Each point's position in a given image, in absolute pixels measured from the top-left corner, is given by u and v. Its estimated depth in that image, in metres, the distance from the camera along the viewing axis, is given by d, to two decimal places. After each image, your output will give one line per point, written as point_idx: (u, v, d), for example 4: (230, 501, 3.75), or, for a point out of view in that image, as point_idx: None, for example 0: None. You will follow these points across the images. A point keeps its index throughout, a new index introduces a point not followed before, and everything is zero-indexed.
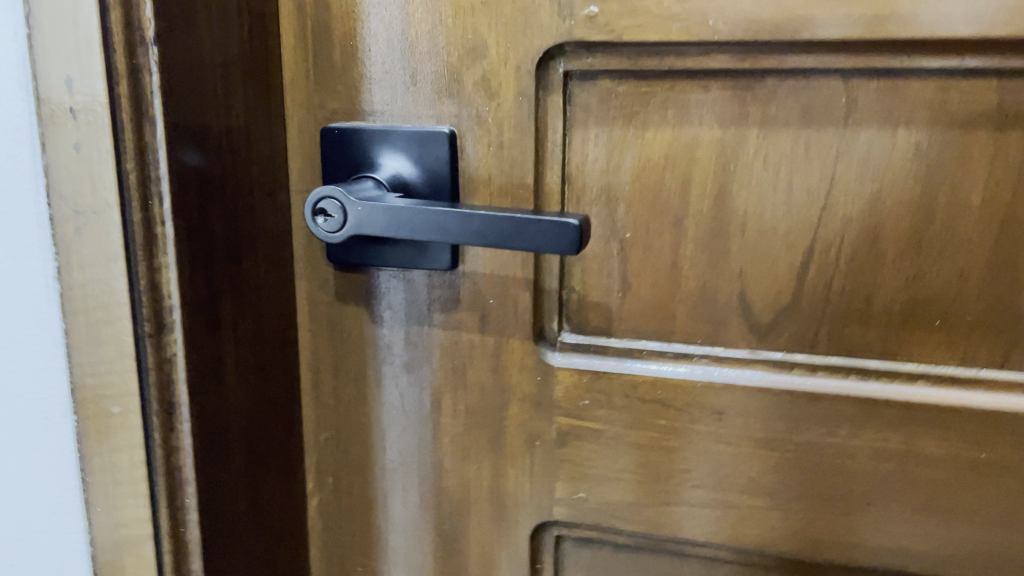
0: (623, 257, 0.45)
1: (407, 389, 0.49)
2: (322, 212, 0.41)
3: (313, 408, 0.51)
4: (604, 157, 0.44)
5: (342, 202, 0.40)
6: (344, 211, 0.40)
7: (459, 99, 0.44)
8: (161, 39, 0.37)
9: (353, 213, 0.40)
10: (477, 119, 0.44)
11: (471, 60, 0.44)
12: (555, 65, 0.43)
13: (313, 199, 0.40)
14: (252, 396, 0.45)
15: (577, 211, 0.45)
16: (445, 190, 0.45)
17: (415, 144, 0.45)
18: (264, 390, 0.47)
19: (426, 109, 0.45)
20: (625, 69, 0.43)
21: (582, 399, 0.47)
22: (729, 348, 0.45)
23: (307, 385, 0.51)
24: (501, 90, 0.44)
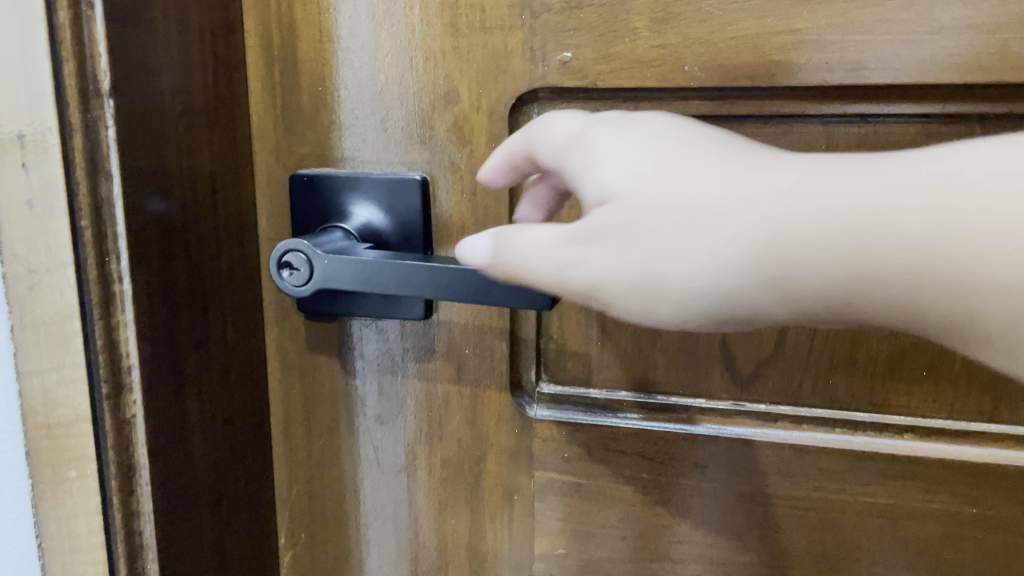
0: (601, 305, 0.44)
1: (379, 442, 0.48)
2: (287, 265, 0.40)
3: (284, 462, 0.49)
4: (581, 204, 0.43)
5: (307, 256, 0.39)
6: (309, 265, 0.39)
7: (430, 145, 0.43)
8: (117, 92, 0.36)
9: (318, 267, 0.39)
10: (450, 165, 0.43)
11: (442, 106, 0.42)
12: (529, 110, 0.42)
13: (277, 252, 0.39)
14: (219, 453, 0.44)
15: None
16: (418, 237, 0.44)
17: (386, 191, 0.44)
18: (233, 446, 0.45)
19: (398, 155, 0.44)
20: (600, 115, 0.42)
21: (562, 451, 0.45)
22: (712, 399, 0.43)
23: (279, 438, 0.49)
24: (473, 136, 0.42)
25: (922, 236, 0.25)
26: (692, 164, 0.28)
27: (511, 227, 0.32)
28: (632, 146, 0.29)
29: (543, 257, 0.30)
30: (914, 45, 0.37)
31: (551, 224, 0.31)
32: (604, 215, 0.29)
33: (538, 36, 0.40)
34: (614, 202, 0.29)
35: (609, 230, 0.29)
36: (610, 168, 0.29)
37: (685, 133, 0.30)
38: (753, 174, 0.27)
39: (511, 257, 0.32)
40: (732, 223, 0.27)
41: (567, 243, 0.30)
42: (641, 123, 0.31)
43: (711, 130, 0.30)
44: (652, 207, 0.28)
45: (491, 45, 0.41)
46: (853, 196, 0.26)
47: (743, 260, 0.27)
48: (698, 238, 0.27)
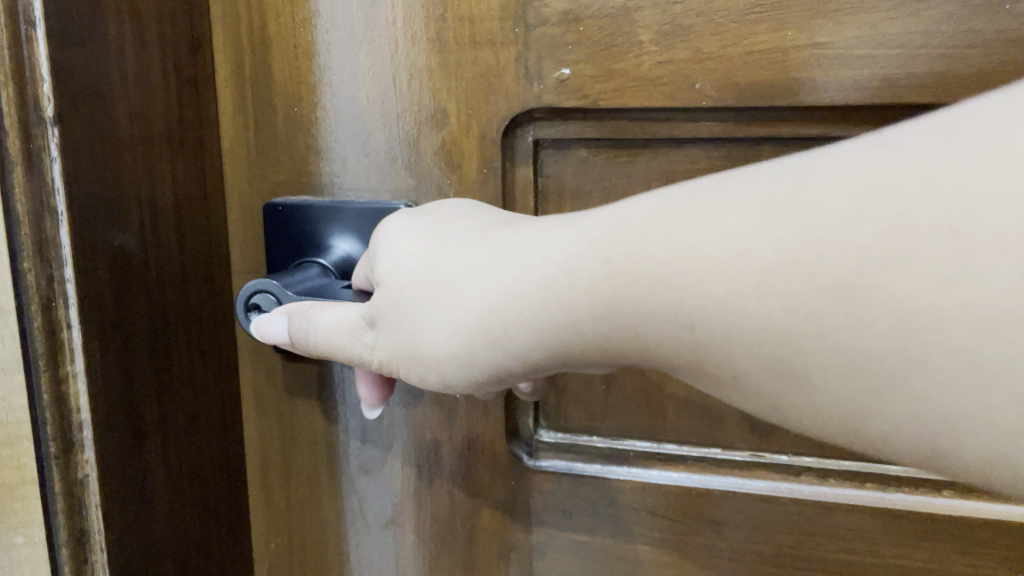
0: None
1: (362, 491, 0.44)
2: (256, 307, 0.36)
3: (264, 512, 0.46)
4: None
5: (278, 298, 0.35)
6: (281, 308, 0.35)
7: (416, 173, 0.39)
8: (63, 119, 0.32)
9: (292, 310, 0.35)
10: (438, 194, 0.39)
11: (429, 129, 0.39)
12: (523, 133, 0.39)
13: (246, 294, 0.35)
14: (188, 509, 0.40)
15: None
16: None
17: (368, 222, 0.40)
18: (202, 501, 0.41)
19: (381, 183, 0.40)
20: (603, 138, 0.38)
21: (563, 506, 0.41)
22: (728, 450, 0.39)
23: (256, 486, 0.45)
24: (463, 162, 0.39)
25: (609, 288, 0.25)
26: (443, 243, 0.30)
27: (311, 304, 0.34)
28: (401, 233, 0.32)
29: (338, 336, 0.32)
30: (957, 60, 0.32)
31: (347, 304, 0.33)
32: (375, 300, 0.31)
33: (533, 51, 0.36)
34: (382, 284, 0.31)
35: (380, 311, 0.31)
36: (379, 255, 0.32)
37: (460, 213, 0.33)
38: (487, 246, 0.29)
39: (307, 335, 0.33)
40: (464, 295, 0.28)
41: (354, 323, 0.32)
42: (439, 216, 0.33)
43: (479, 208, 0.33)
44: (410, 288, 0.30)
45: (482, 61, 0.37)
46: (555, 258, 0.27)
47: (472, 326, 0.28)
48: (447, 310, 0.29)
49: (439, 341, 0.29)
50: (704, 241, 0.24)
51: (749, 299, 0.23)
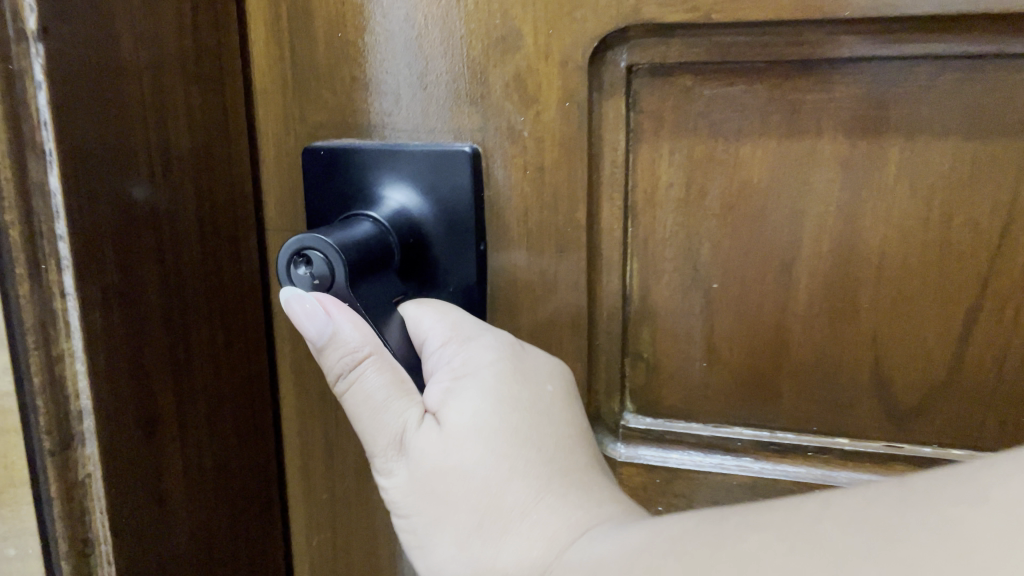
0: (707, 314, 0.34)
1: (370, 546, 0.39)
2: (301, 262, 0.29)
3: (302, 504, 0.40)
4: (683, 183, 0.33)
5: (331, 261, 0.28)
6: (329, 265, 0.28)
7: (482, 108, 0.33)
8: (49, 32, 0.25)
9: (343, 267, 0.28)
10: (509, 133, 0.33)
11: (500, 53, 0.32)
12: (614, 57, 0.32)
13: (288, 246, 0.29)
14: (212, 506, 0.34)
15: (646, 253, 0.34)
16: (467, 229, 0.33)
17: (426, 168, 0.33)
18: (229, 495, 0.35)
19: (439, 122, 0.34)
20: (713, 61, 0.31)
21: (656, 503, 0.36)
22: (858, 439, 0.33)
23: (297, 475, 0.40)
24: (540, 94, 0.32)
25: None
26: (518, 453, 0.26)
27: (370, 341, 0.29)
28: (482, 394, 0.28)
29: (369, 413, 0.28)
30: None
31: (402, 386, 0.28)
32: (423, 454, 0.27)
33: None
34: (427, 440, 0.27)
35: (420, 461, 0.27)
36: (438, 403, 0.28)
37: (544, 405, 0.28)
38: (557, 502, 0.25)
39: (345, 374, 0.29)
40: (509, 551, 0.25)
41: (394, 427, 0.28)
42: (515, 391, 0.28)
43: (568, 407, 0.29)
44: (448, 486, 0.26)
45: None
46: (606, 535, 0.23)
47: None
48: (477, 553, 0.25)
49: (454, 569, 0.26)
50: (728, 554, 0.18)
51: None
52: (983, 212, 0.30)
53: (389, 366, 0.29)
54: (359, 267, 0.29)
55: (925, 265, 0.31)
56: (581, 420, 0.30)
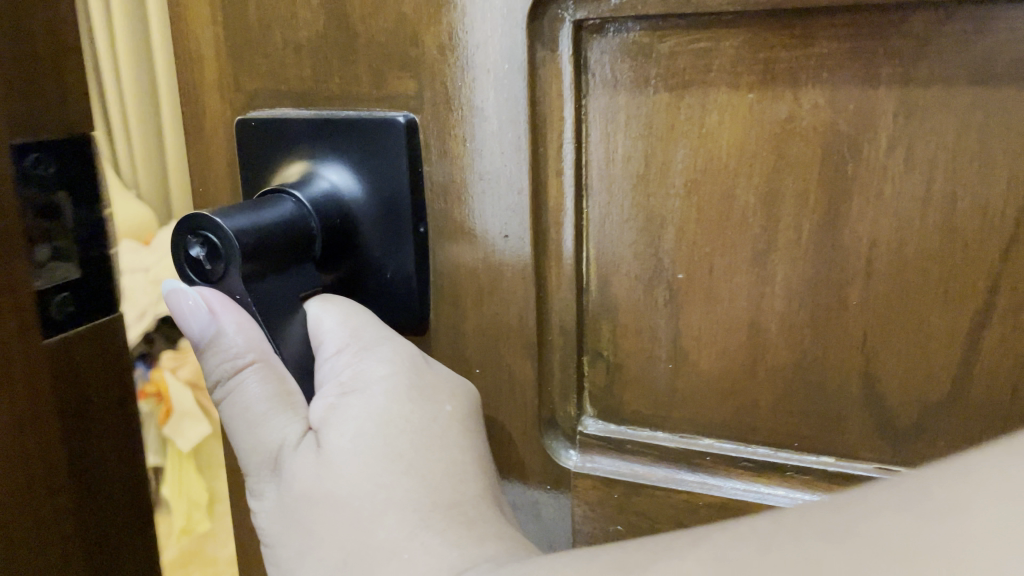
0: (672, 309, 0.29)
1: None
2: (195, 245, 0.26)
3: (247, 505, 0.37)
4: (643, 157, 0.28)
5: (229, 246, 0.25)
6: (228, 251, 0.26)
7: (417, 75, 0.29)
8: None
9: (237, 254, 0.25)
10: (447, 100, 0.29)
11: (433, 9, 0.28)
12: (560, 12, 0.27)
13: (179, 227, 0.26)
14: None
15: (604, 238, 0.29)
16: (403, 208, 0.30)
17: (358, 140, 0.30)
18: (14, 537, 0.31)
19: (372, 88, 0.30)
20: (670, 14, 0.26)
21: (616, 520, 0.32)
22: (845, 461, 0.28)
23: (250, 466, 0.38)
24: (477, 56, 0.28)
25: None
26: (395, 481, 0.25)
27: (256, 345, 0.27)
28: (368, 414, 0.26)
29: (247, 427, 0.27)
30: None
31: (285, 399, 0.27)
32: (297, 476, 0.25)
33: None
34: (307, 466, 0.25)
35: (292, 484, 0.26)
36: (322, 424, 0.26)
37: (431, 428, 0.27)
38: (428, 536, 0.24)
39: (223, 381, 0.27)
40: None
41: (271, 444, 0.26)
42: (400, 413, 0.27)
43: (465, 432, 0.28)
44: (325, 515, 0.25)
45: None
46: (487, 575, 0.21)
47: None
48: None
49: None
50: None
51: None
52: (995, 193, 0.24)
53: (274, 375, 0.27)
54: (260, 253, 0.26)
55: (926, 254, 0.26)
56: (477, 446, 0.28)
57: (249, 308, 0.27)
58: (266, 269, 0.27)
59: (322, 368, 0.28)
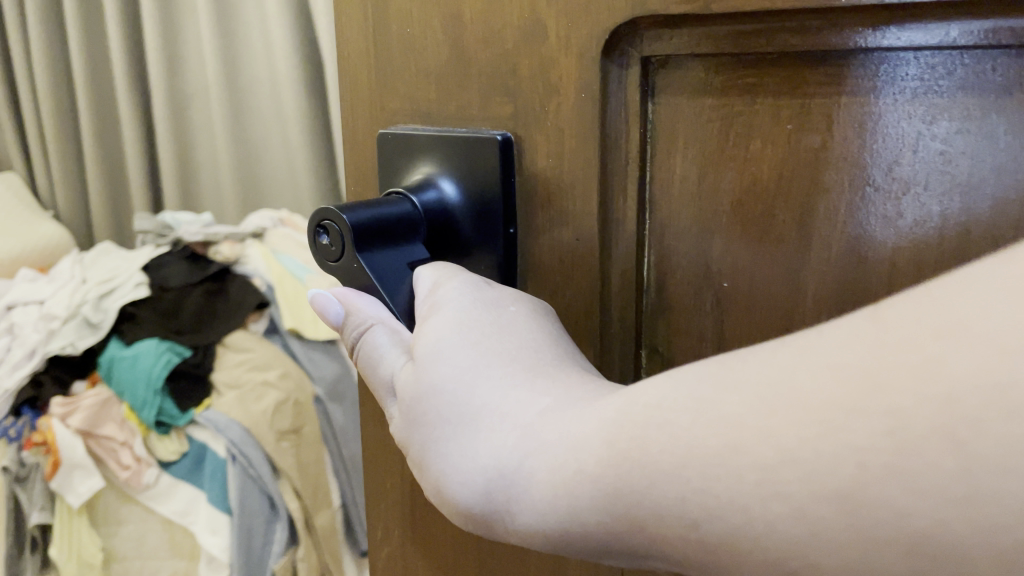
0: (717, 313, 0.32)
1: (379, 526, 0.42)
2: (324, 228, 0.34)
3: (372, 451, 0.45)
4: (695, 177, 0.32)
5: (340, 225, 0.33)
6: (341, 231, 0.34)
7: (514, 101, 0.34)
8: None
9: (350, 241, 0.33)
10: (536, 122, 0.34)
11: (527, 45, 0.33)
12: (632, 46, 0.32)
13: (314, 215, 0.34)
14: None
15: (664, 247, 0.33)
16: (497, 212, 0.35)
17: (463, 156, 0.35)
18: None
19: (479, 107, 0.34)
20: (720, 53, 0.30)
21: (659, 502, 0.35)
22: None
23: None
24: (561, 85, 0.33)
25: (609, 468, 0.23)
26: (478, 365, 0.30)
27: (376, 316, 0.34)
28: (446, 326, 0.32)
29: (371, 365, 0.33)
30: None
31: (401, 340, 0.33)
32: (408, 384, 0.32)
33: None
34: (417, 374, 0.32)
35: (407, 392, 0.32)
36: (418, 341, 0.32)
37: (512, 325, 0.32)
38: (516, 389, 0.29)
39: (357, 343, 0.34)
40: (482, 443, 0.29)
41: (387, 376, 0.33)
42: (477, 319, 0.32)
43: (535, 321, 0.33)
44: (433, 405, 0.31)
45: None
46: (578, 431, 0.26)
47: (479, 486, 0.28)
48: (460, 453, 0.30)
49: (447, 471, 0.30)
50: (707, 430, 0.21)
51: (741, 514, 0.20)
52: (1007, 225, 0.26)
53: (393, 329, 0.34)
54: (370, 242, 0.34)
55: (940, 264, 0.28)
56: (553, 332, 0.33)
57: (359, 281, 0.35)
58: (375, 254, 0.34)
59: (421, 310, 0.34)
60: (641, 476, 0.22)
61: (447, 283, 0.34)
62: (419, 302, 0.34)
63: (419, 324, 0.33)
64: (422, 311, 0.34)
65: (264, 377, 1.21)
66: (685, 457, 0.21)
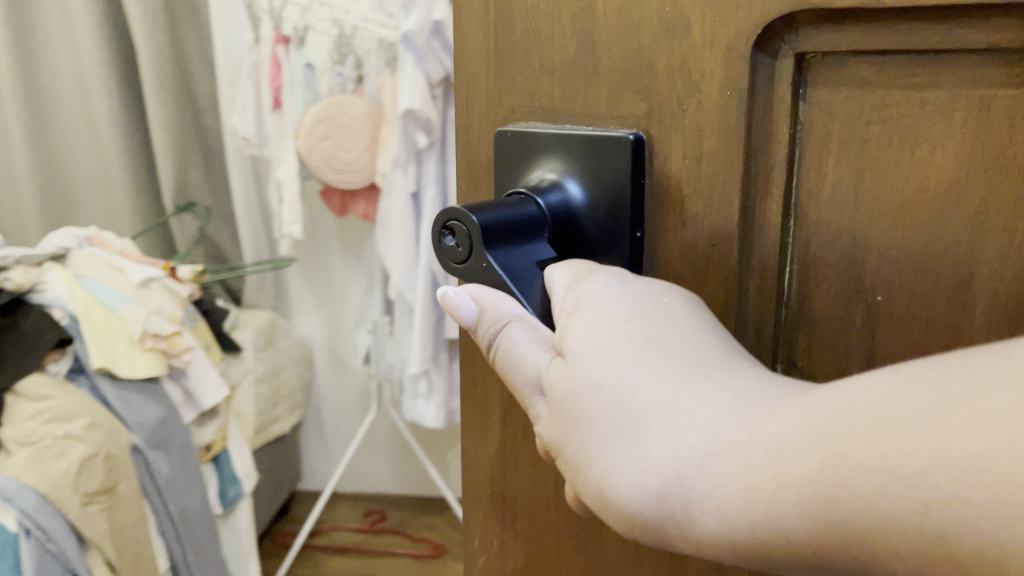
0: (868, 331, 0.30)
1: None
2: (450, 231, 0.31)
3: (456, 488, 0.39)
4: (852, 186, 0.29)
5: (468, 227, 0.30)
6: (470, 235, 0.30)
7: (649, 99, 0.30)
8: None
9: (478, 243, 0.30)
10: (672, 122, 0.30)
11: (666, 38, 0.29)
12: (785, 44, 0.29)
13: (437, 217, 0.31)
14: None
15: (807, 255, 0.30)
16: (627, 216, 0.31)
17: (588, 155, 0.31)
18: None
19: (608, 109, 0.31)
20: (895, 50, 0.27)
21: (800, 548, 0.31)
22: None
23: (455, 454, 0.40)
24: (703, 83, 0.29)
25: (822, 473, 0.20)
26: (639, 358, 0.27)
27: (512, 312, 0.31)
28: (596, 318, 0.28)
29: (512, 362, 0.30)
30: None
31: (542, 337, 0.30)
32: (557, 379, 0.28)
33: None
34: (566, 368, 0.28)
35: (560, 391, 0.28)
36: (567, 333, 0.29)
37: (671, 321, 0.29)
38: (687, 384, 0.26)
39: (492, 344, 0.31)
40: (655, 438, 0.25)
41: (532, 375, 0.29)
42: (634, 314, 0.28)
43: (693, 314, 0.29)
44: (590, 399, 0.27)
45: None
46: (776, 413, 0.23)
47: (652, 486, 0.25)
48: (625, 451, 0.26)
49: (610, 472, 0.26)
50: (968, 432, 0.18)
51: None
52: None
53: (531, 326, 0.30)
54: (499, 243, 0.30)
55: None
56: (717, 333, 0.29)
57: (489, 281, 0.31)
58: (507, 255, 0.31)
59: (560, 305, 0.30)
60: (861, 479, 0.19)
61: (591, 279, 0.30)
62: (560, 298, 0.30)
63: (563, 319, 0.30)
64: (562, 309, 0.30)
65: (66, 429, 0.98)
66: (932, 458, 0.18)
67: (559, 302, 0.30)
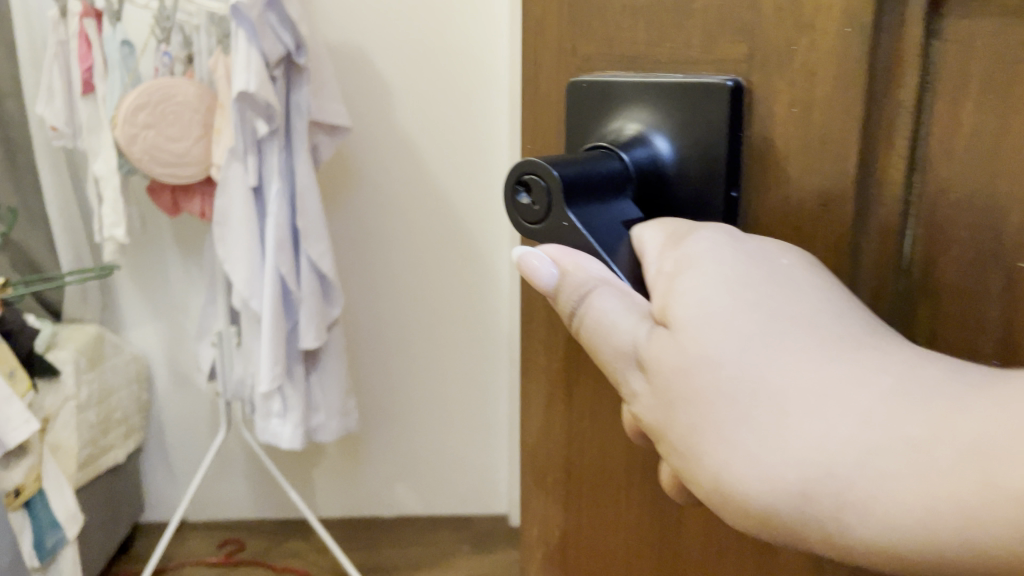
0: (1010, 303, 0.22)
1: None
2: (524, 187, 0.27)
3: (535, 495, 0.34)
4: (994, 127, 0.22)
5: (546, 181, 0.26)
6: (547, 190, 0.26)
7: (752, 41, 0.26)
8: None
9: (558, 199, 0.26)
10: (778, 67, 0.26)
11: None
12: None
13: (513, 168, 0.27)
14: None
15: (931, 213, 0.24)
16: (722, 173, 0.27)
17: (680, 104, 0.28)
18: None
19: (702, 52, 0.27)
20: None
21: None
22: None
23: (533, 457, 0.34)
24: (816, 18, 0.24)
25: None
26: (767, 327, 0.21)
27: (599, 278, 0.26)
28: (703, 278, 0.22)
29: (602, 334, 0.25)
30: None
31: (636, 303, 0.25)
32: (659, 354, 0.22)
33: None
34: (668, 338, 0.22)
35: (661, 370, 0.22)
36: (670, 294, 0.23)
37: (797, 284, 0.22)
38: (836, 362, 0.19)
39: (575, 313, 0.26)
40: (795, 426, 0.19)
41: (626, 347, 0.24)
42: (759, 274, 0.22)
43: (821, 277, 0.23)
44: (698, 376, 0.21)
45: None
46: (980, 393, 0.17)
47: (792, 486, 0.19)
48: (755, 442, 0.20)
49: (732, 465, 0.20)
50: None
51: None
52: None
53: (622, 292, 0.25)
54: (581, 203, 0.27)
55: None
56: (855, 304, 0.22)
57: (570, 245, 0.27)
58: (589, 214, 0.27)
59: (656, 272, 0.25)
60: None
61: (697, 236, 0.24)
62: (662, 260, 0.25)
63: (662, 285, 0.24)
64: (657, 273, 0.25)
65: None
66: None
67: (653, 265, 0.25)
